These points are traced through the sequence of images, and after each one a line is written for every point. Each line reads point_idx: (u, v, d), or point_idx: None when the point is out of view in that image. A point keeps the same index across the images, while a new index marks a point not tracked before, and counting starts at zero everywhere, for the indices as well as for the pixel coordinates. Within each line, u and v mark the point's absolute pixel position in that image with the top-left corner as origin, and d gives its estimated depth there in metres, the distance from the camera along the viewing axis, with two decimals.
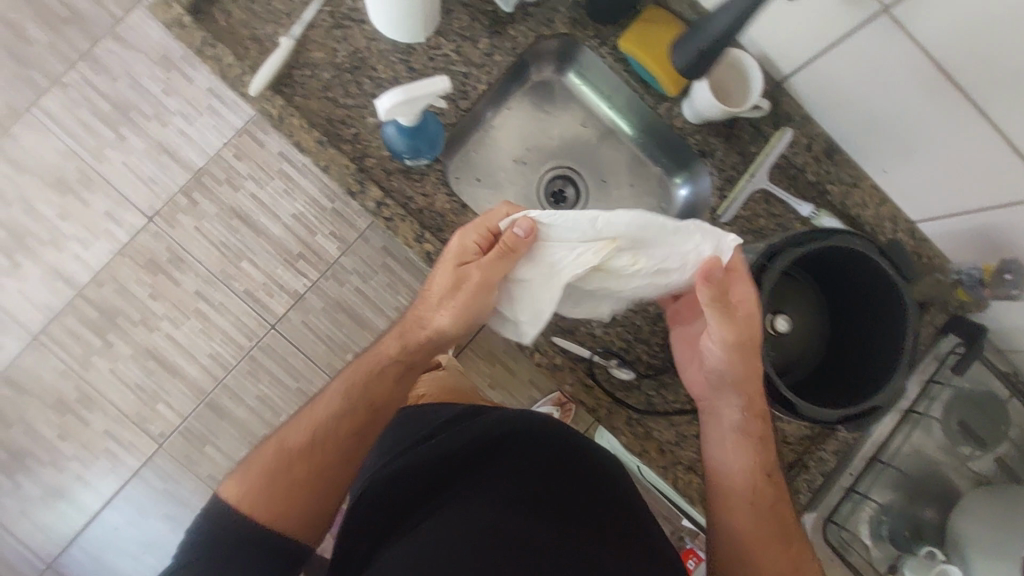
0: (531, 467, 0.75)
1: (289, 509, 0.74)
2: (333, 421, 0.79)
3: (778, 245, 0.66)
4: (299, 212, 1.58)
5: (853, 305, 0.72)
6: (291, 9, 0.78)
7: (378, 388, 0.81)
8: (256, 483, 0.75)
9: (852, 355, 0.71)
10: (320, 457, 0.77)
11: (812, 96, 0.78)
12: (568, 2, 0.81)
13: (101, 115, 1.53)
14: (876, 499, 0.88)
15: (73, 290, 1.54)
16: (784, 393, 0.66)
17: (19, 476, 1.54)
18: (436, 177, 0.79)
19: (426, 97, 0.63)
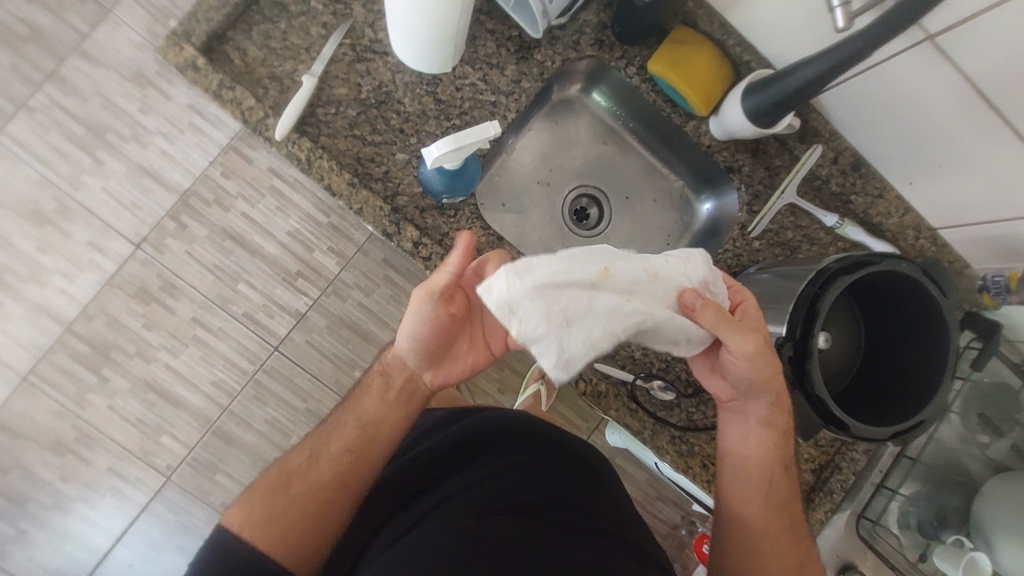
0: (515, 473, 0.73)
1: (287, 537, 0.66)
2: (329, 443, 0.72)
3: (827, 273, 0.66)
4: (295, 228, 1.52)
5: (892, 322, 0.73)
6: (310, 45, 0.75)
7: (371, 412, 0.73)
8: (253, 508, 0.67)
9: (894, 371, 0.72)
10: (322, 476, 0.70)
11: (841, 111, 0.80)
12: (594, 24, 0.81)
13: (75, 139, 1.45)
14: (904, 494, 0.90)
15: (62, 326, 1.47)
16: (837, 414, 0.63)
17: (21, 522, 1.48)
18: (471, 212, 0.77)
19: (475, 144, 0.63)
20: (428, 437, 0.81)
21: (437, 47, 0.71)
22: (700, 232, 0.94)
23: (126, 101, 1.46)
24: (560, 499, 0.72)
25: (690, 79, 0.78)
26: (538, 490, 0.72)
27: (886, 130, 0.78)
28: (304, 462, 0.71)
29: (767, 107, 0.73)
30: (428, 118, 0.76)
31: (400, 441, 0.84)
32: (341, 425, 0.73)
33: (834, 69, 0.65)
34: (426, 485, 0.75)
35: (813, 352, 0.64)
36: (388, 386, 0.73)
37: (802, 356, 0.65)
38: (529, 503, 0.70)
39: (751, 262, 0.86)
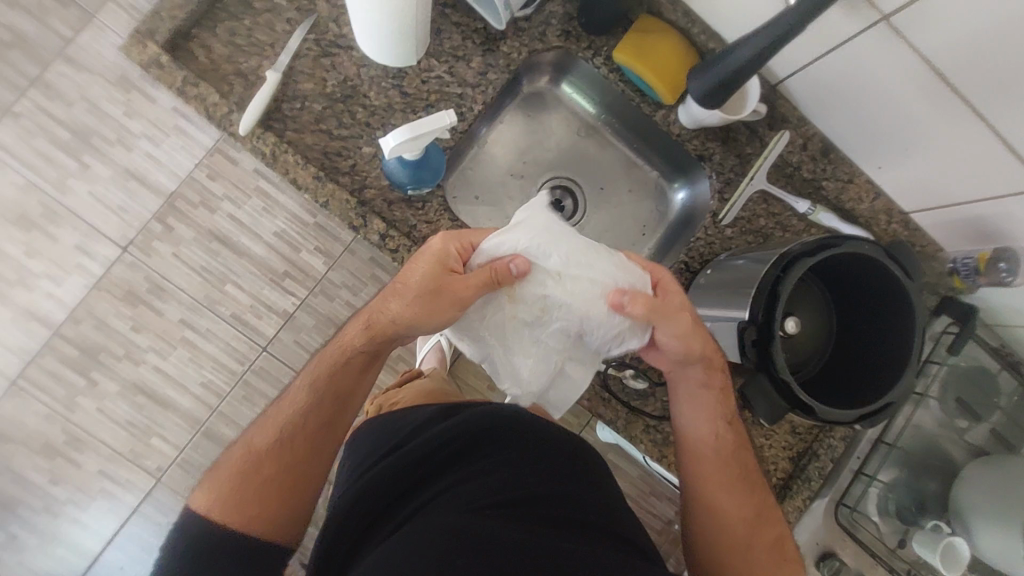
0: (505, 472, 0.73)
1: (263, 512, 0.70)
2: (299, 418, 0.75)
3: (791, 256, 0.66)
4: (281, 229, 1.53)
5: (863, 306, 0.72)
6: (275, 40, 0.75)
7: (345, 382, 0.76)
8: (223, 493, 0.69)
9: (864, 355, 0.72)
10: (292, 455, 0.73)
11: (809, 97, 0.80)
12: (560, 15, 0.81)
13: (61, 144, 1.46)
14: (883, 480, 0.90)
15: (51, 329, 1.48)
16: (801, 395, 0.63)
17: (13, 525, 1.48)
18: (439, 204, 0.78)
19: (432, 132, 0.64)
20: (416, 435, 0.80)
21: (405, 33, 0.70)
22: (674, 222, 0.94)
23: (111, 106, 1.47)
24: (551, 495, 0.71)
25: (655, 67, 0.78)
26: (528, 486, 0.71)
27: (851, 115, 0.78)
28: (274, 443, 0.74)
29: (710, 88, 0.71)
30: (394, 112, 0.77)
31: (387, 438, 0.84)
32: (313, 402, 0.75)
33: (775, 43, 0.64)
34: (415, 485, 0.74)
35: (777, 336, 0.64)
36: (357, 357, 0.75)
37: (766, 339, 0.65)
38: (516, 499, 0.69)
39: (723, 250, 0.86)
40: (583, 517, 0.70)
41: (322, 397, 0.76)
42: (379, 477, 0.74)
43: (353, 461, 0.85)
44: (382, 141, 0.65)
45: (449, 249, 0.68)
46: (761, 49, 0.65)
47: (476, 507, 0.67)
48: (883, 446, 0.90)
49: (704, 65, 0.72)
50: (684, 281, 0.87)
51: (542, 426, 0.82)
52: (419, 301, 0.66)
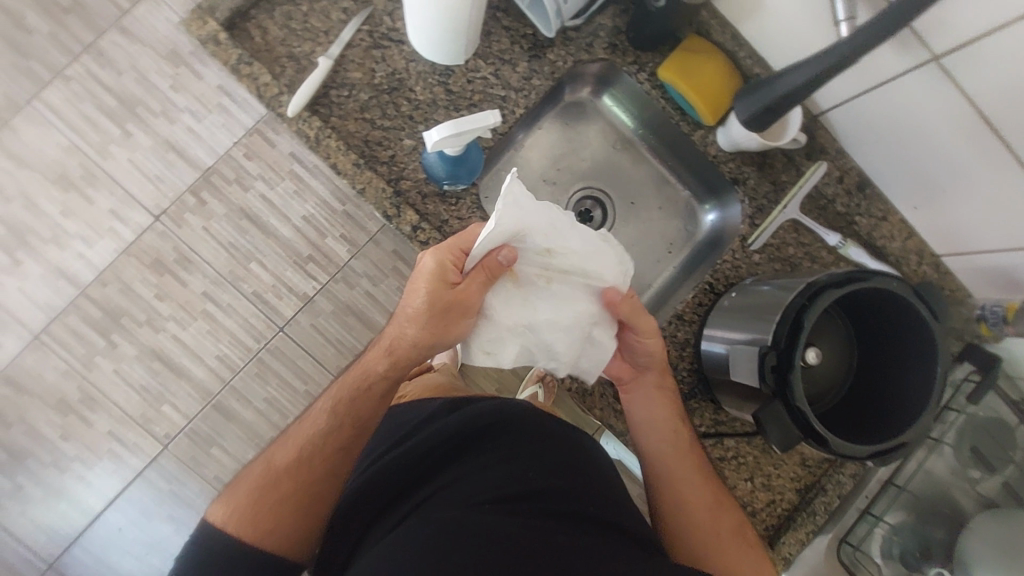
0: (510, 467, 0.73)
1: (277, 526, 0.71)
2: (317, 438, 0.76)
3: (818, 286, 0.66)
4: (309, 213, 1.55)
5: (885, 345, 0.72)
6: (329, 28, 0.77)
7: (363, 404, 0.77)
8: (244, 510, 0.71)
9: (882, 394, 0.71)
10: (308, 474, 0.74)
11: (851, 131, 0.80)
12: (608, 27, 0.82)
13: (107, 110, 1.51)
14: (889, 521, 0.89)
15: (77, 289, 1.52)
16: (816, 426, 0.63)
17: (20, 476, 1.52)
18: (472, 201, 0.78)
19: (475, 131, 0.64)
20: (427, 425, 0.81)
21: (459, 21, 0.70)
22: (702, 243, 0.95)
23: (159, 79, 1.51)
24: (553, 491, 0.71)
25: (699, 88, 0.78)
26: (529, 482, 0.71)
27: (891, 152, 0.78)
28: (293, 461, 0.75)
29: (756, 111, 0.72)
30: (437, 108, 0.78)
31: (400, 425, 0.85)
32: (332, 421, 0.76)
33: (823, 75, 0.63)
34: (421, 477, 0.75)
35: (796, 364, 0.64)
36: (376, 377, 0.76)
37: (785, 367, 0.65)
38: (518, 496, 0.69)
39: (749, 275, 0.86)
40: (583, 514, 0.70)
41: (342, 419, 0.76)
42: (387, 466, 0.76)
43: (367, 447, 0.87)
44: (424, 134, 0.64)
45: (448, 264, 0.68)
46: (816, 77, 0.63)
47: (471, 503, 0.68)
48: (892, 487, 0.89)
49: (754, 87, 0.72)
50: (708, 301, 0.85)
51: (553, 425, 0.82)
52: (426, 321, 0.69)
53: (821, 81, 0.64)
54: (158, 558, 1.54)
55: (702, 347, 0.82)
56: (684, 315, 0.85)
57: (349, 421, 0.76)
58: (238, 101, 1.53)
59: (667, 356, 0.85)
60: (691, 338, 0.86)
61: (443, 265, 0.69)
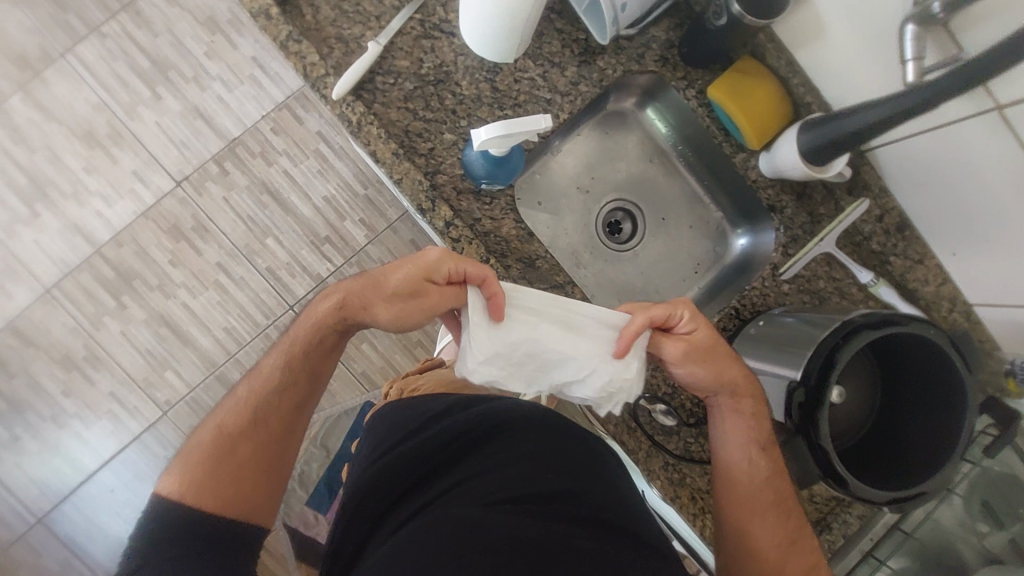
0: (528, 467, 0.71)
1: (233, 493, 0.69)
2: (268, 401, 0.73)
3: (853, 325, 0.65)
4: (330, 194, 1.55)
5: (912, 390, 0.71)
6: (380, 14, 0.76)
7: (312, 362, 0.74)
8: (199, 479, 0.68)
9: (905, 439, 0.70)
10: (266, 437, 0.73)
11: (897, 171, 0.79)
12: (662, 40, 0.81)
13: (139, 71, 1.50)
14: (892, 566, 0.88)
15: (92, 247, 1.51)
16: (839, 467, 0.62)
17: (18, 428, 1.51)
18: (506, 202, 0.78)
19: (524, 134, 0.63)
20: (440, 419, 0.79)
21: (514, 21, 0.69)
22: (730, 266, 0.94)
23: (195, 45, 1.51)
24: (569, 493, 0.70)
25: (748, 109, 0.77)
26: (542, 483, 0.69)
27: (937, 196, 0.76)
28: (247, 423, 0.72)
29: (818, 144, 0.72)
30: (481, 104, 0.77)
31: (406, 418, 0.82)
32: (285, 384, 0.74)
33: (893, 120, 0.62)
34: (426, 473, 0.73)
35: (825, 401, 0.63)
36: (320, 334, 0.73)
37: (813, 403, 0.64)
38: (536, 496, 0.68)
39: (777, 304, 0.85)
40: (600, 515, 0.68)
41: (294, 381, 0.74)
42: (400, 461, 0.74)
43: (367, 442, 0.84)
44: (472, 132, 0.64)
45: (441, 266, 0.66)
46: (885, 117, 0.63)
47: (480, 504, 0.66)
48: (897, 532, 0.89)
49: (824, 118, 0.72)
50: (732, 326, 0.85)
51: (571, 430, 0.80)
52: (397, 305, 0.66)
53: (890, 124, 0.63)
54: None
55: None
56: None
57: (299, 383, 0.74)
58: (271, 75, 1.53)
59: None
60: None
61: (433, 261, 0.66)
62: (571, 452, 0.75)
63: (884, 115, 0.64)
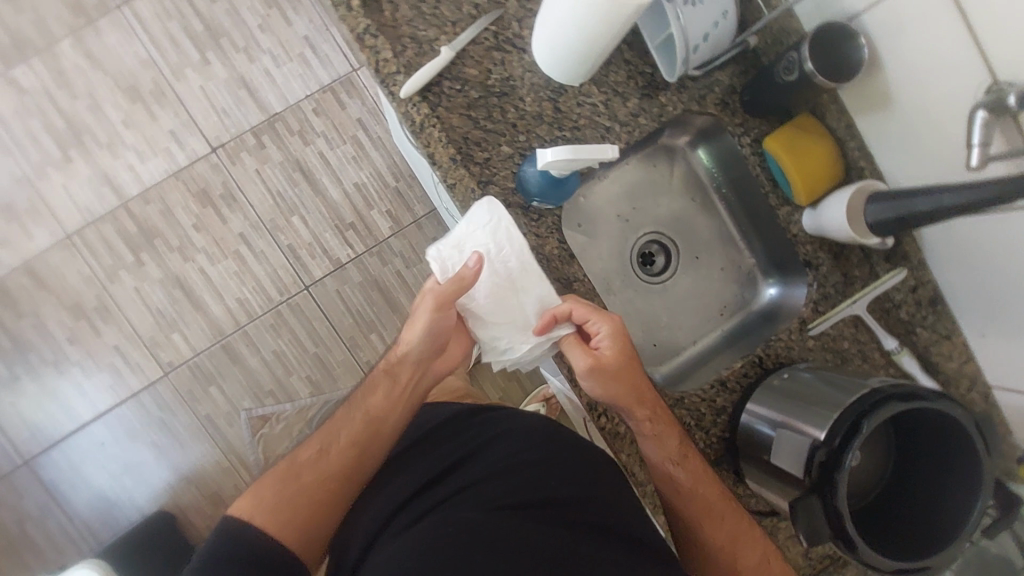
0: (532, 472, 0.72)
1: (301, 527, 0.70)
2: (333, 436, 0.76)
3: (882, 394, 0.66)
4: (361, 182, 1.55)
5: (927, 464, 0.71)
6: (456, 21, 0.77)
7: (375, 405, 0.77)
8: (262, 498, 0.71)
9: (913, 513, 0.70)
10: (329, 470, 0.74)
11: (939, 246, 0.81)
12: (725, 85, 0.82)
13: (191, 34, 1.51)
14: None
15: (119, 200, 1.52)
16: (851, 532, 0.62)
17: (18, 368, 1.51)
18: (552, 221, 0.79)
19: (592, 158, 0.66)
20: (451, 428, 0.81)
21: (594, 41, 0.69)
22: (756, 313, 0.94)
23: (250, 17, 1.52)
24: (575, 500, 0.70)
25: (801, 165, 0.78)
26: (548, 489, 0.70)
27: (975, 276, 0.78)
28: (314, 457, 0.75)
29: (884, 216, 0.72)
30: (541, 122, 0.78)
31: (416, 427, 0.84)
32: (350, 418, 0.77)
33: (958, 208, 0.63)
34: (436, 477, 0.74)
35: (846, 465, 0.63)
36: (387, 389, 0.78)
37: (833, 465, 0.65)
38: (543, 501, 0.69)
39: (800, 359, 0.85)
40: (608, 525, 0.69)
41: (358, 421, 0.76)
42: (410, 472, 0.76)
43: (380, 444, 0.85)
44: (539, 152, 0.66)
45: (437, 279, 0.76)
46: (945, 205, 0.64)
47: (488, 507, 0.67)
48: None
49: (891, 194, 0.72)
50: (754, 375, 0.85)
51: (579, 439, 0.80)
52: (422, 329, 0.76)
53: (953, 212, 0.63)
54: (131, 482, 1.53)
55: (740, 418, 0.82)
56: (726, 382, 0.85)
57: (359, 421, 0.76)
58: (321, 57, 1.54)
59: (700, 418, 0.84)
60: (727, 407, 0.85)
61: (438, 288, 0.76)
62: (581, 462, 0.76)
63: (945, 201, 0.64)
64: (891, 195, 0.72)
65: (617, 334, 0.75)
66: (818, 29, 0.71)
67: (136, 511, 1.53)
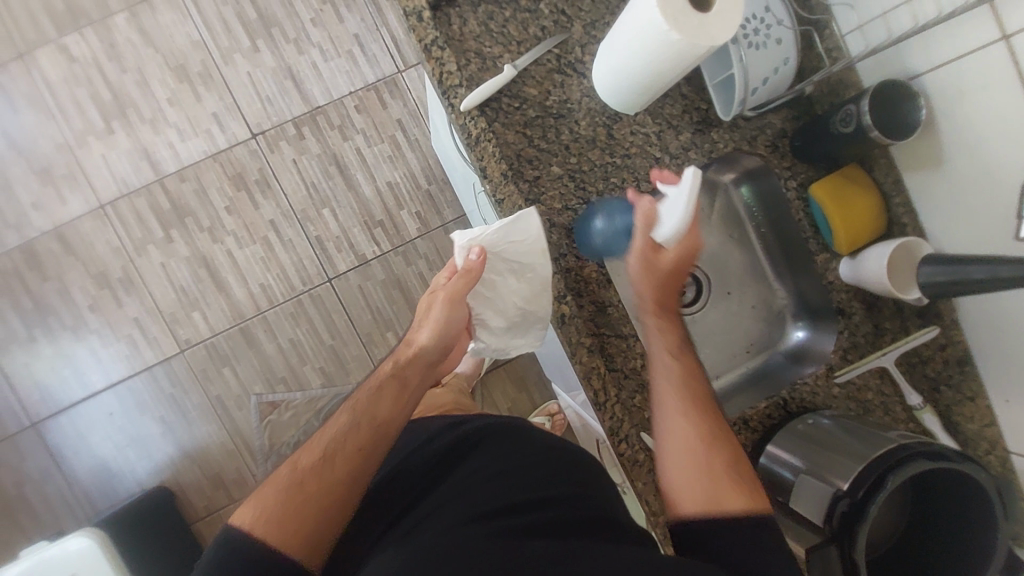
0: (515, 477, 0.73)
1: (300, 529, 0.67)
2: (338, 440, 0.74)
3: (909, 451, 0.67)
4: (395, 182, 1.57)
5: (941, 529, 0.71)
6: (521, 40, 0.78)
7: (384, 410, 0.77)
8: (270, 514, 0.67)
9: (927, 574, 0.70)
10: (332, 474, 0.71)
11: (973, 310, 0.82)
12: (776, 129, 0.84)
13: (245, 21, 1.54)
14: None
15: (155, 176, 1.54)
16: None
17: (38, 330, 1.53)
18: None
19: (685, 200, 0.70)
20: (434, 439, 0.82)
21: (665, 69, 0.68)
22: (781, 355, 0.95)
23: (304, 10, 1.54)
24: (556, 500, 0.70)
25: (846, 214, 0.79)
26: (525, 491, 0.71)
27: (1008, 343, 0.79)
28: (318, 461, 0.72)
29: (935, 280, 0.72)
30: (594, 147, 0.79)
31: (405, 441, 0.85)
32: (353, 427, 0.75)
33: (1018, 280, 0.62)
34: (424, 491, 0.76)
35: (868, 518, 0.64)
36: (393, 397, 0.78)
37: (855, 516, 0.65)
38: (525, 504, 0.69)
39: (823, 405, 0.86)
40: (583, 516, 0.68)
41: (363, 424, 0.75)
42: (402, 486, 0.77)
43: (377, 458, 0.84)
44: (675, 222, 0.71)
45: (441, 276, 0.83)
46: (998, 278, 0.64)
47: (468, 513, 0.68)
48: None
49: (940, 258, 0.72)
50: (777, 416, 0.86)
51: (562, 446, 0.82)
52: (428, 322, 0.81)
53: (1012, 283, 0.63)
54: (135, 454, 1.54)
55: (760, 459, 0.83)
56: (748, 421, 0.86)
57: (364, 429, 0.75)
58: (368, 56, 1.56)
59: None
60: (747, 445, 0.85)
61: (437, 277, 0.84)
62: (560, 467, 0.76)
63: (1001, 274, 0.64)
64: (940, 258, 0.72)
65: (687, 247, 0.74)
66: (880, 86, 0.72)
67: (136, 484, 1.53)
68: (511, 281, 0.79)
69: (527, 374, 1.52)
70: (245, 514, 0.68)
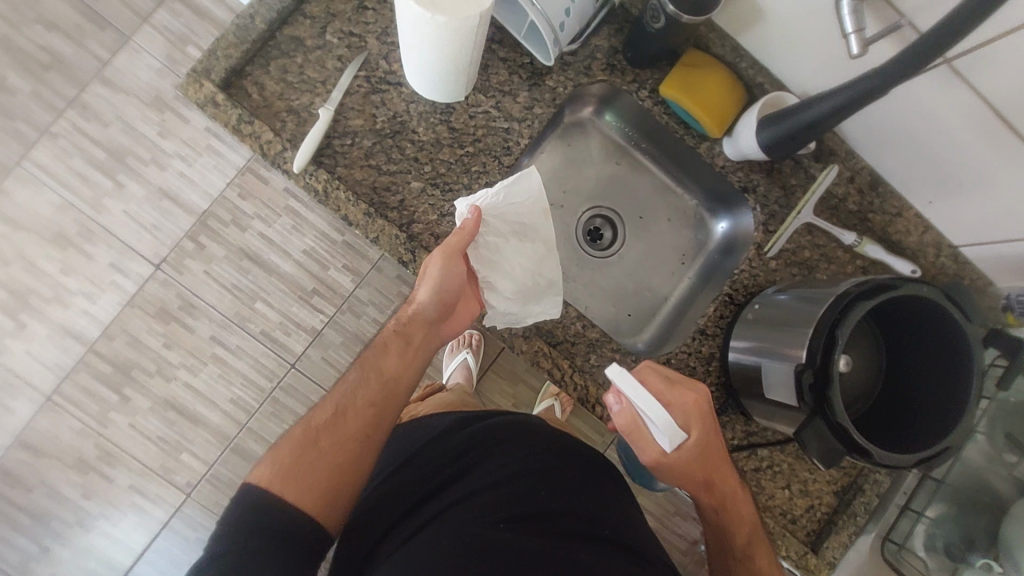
0: (529, 476, 0.73)
1: (319, 490, 0.65)
2: (350, 399, 0.71)
3: (848, 298, 0.66)
4: (310, 247, 1.54)
5: (919, 353, 0.70)
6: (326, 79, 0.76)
7: (393, 366, 0.74)
8: (288, 473, 0.65)
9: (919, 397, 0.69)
10: (347, 431, 0.69)
11: (863, 135, 0.81)
12: (606, 48, 0.81)
13: (96, 164, 1.49)
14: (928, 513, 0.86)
15: (84, 346, 1.50)
16: (858, 439, 0.62)
17: (46, 539, 1.50)
18: None
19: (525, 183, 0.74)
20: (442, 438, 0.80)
21: (459, 48, 0.65)
22: (716, 251, 0.93)
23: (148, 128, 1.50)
24: (569, 506, 0.71)
25: (704, 101, 0.77)
26: (541, 495, 0.71)
27: (907, 152, 0.78)
28: (332, 417, 0.70)
29: (783, 137, 0.73)
30: (442, 147, 0.77)
31: (407, 443, 0.82)
32: (364, 381, 0.73)
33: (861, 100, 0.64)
34: (430, 491, 0.72)
35: (834, 378, 0.63)
36: (406, 352, 0.75)
37: (823, 383, 0.65)
38: (541, 510, 0.69)
39: (768, 283, 0.84)
40: (590, 519, 0.71)
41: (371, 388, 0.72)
42: (403, 486, 0.74)
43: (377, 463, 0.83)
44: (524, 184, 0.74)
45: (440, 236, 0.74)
46: (841, 107, 0.66)
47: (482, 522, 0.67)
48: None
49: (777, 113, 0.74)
50: (730, 313, 0.84)
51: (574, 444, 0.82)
52: (428, 284, 0.74)
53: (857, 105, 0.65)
54: None
55: (729, 361, 0.82)
56: (706, 329, 0.85)
57: (365, 401, 0.72)
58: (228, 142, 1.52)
59: (693, 373, 0.84)
60: (716, 351, 0.85)
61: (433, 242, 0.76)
62: (572, 466, 0.77)
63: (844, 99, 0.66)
64: (780, 116, 0.73)
65: (693, 411, 0.72)
66: None
67: None
68: (514, 245, 0.77)
69: (515, 366, 1.51)
70: (264, 466, 0.65)
